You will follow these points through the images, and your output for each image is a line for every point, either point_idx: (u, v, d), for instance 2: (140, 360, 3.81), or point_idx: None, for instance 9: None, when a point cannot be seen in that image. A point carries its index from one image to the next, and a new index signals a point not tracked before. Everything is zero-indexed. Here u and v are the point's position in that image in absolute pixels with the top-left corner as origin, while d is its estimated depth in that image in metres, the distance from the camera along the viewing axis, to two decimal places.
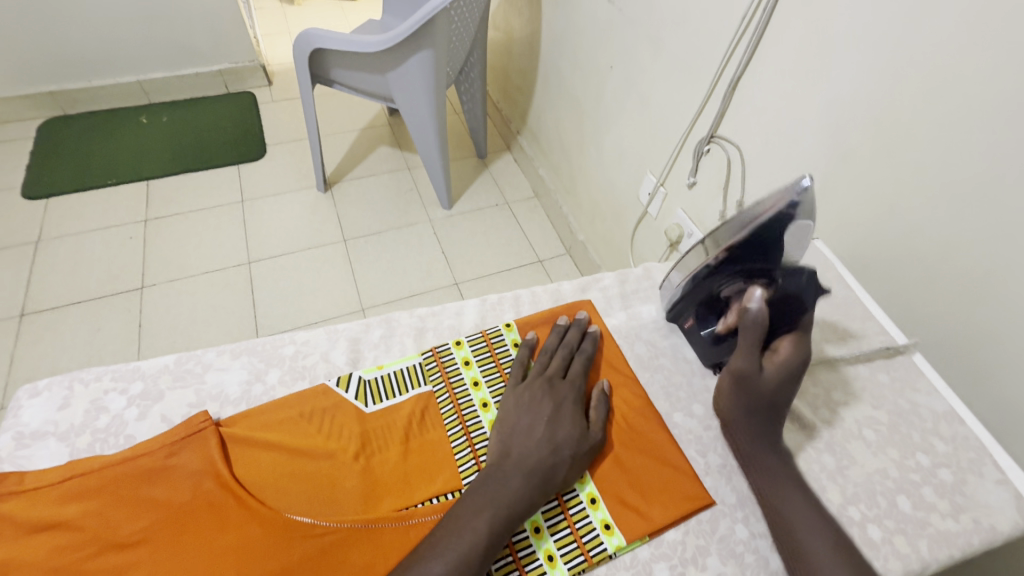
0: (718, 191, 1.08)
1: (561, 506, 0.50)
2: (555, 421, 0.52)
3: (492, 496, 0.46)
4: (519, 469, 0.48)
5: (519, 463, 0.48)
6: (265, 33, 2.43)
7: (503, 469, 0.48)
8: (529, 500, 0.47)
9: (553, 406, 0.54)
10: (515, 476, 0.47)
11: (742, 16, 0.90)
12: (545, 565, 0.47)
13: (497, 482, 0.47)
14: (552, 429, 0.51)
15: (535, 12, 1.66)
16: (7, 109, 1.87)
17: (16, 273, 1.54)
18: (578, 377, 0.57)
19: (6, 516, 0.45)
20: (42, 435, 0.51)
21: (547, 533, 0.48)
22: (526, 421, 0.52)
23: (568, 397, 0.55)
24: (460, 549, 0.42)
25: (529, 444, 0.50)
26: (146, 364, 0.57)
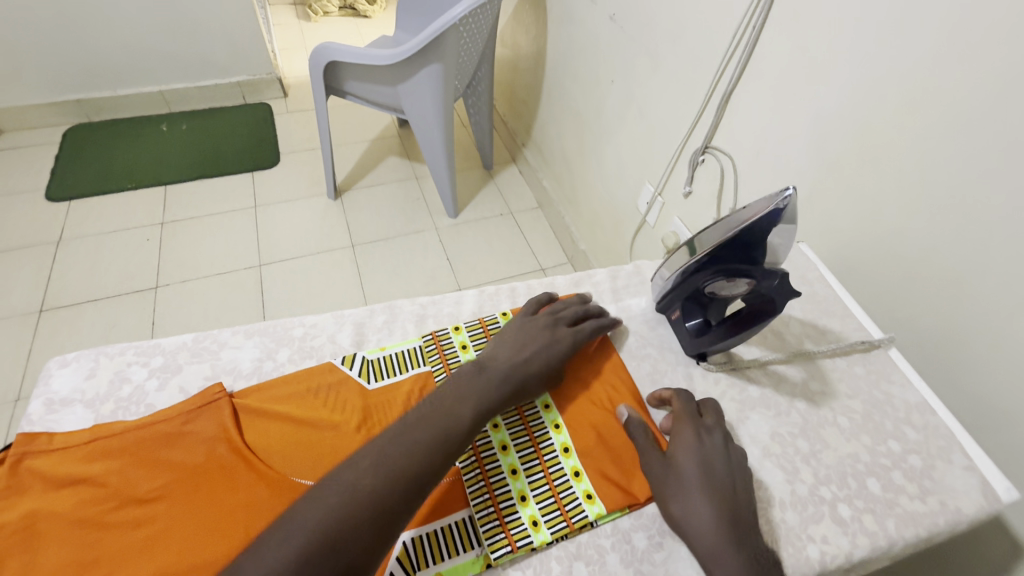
0: (712, 199, 1.12)
1: (546, 477, 0.54)
2: (543, 348, 0.59)
3: (473, 390, 0.52)
4: (499, 375, 0.55)
5: (500, 372, 0.55)
6: (282, 47, 2.53)
7: (487, 371, 0.55)
8: (500, 399, 0.53)
9: (549, 339, 0.60)
10: (495, 383, 0.54)
11: (733, 33, 0.96)
12: (530, 529, 0.51)
13: (482, 383, 0.53)
14: (540, 357, 0.58)
15: (541, 30, 1.73)
16: (34, 115, 1.97)
17: (36, 270, 1.60)
18: (587, 329, 0.62)
19: (37, 470, 0.50)
20: (69, 402, 0.56)
21: (532, 501, 0.53)
22: (520, 343, 0.59)
23: (563, 336, 0.61)
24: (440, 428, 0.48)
25: (516, 361, 0.56)
26: (166, 341, 0.62)
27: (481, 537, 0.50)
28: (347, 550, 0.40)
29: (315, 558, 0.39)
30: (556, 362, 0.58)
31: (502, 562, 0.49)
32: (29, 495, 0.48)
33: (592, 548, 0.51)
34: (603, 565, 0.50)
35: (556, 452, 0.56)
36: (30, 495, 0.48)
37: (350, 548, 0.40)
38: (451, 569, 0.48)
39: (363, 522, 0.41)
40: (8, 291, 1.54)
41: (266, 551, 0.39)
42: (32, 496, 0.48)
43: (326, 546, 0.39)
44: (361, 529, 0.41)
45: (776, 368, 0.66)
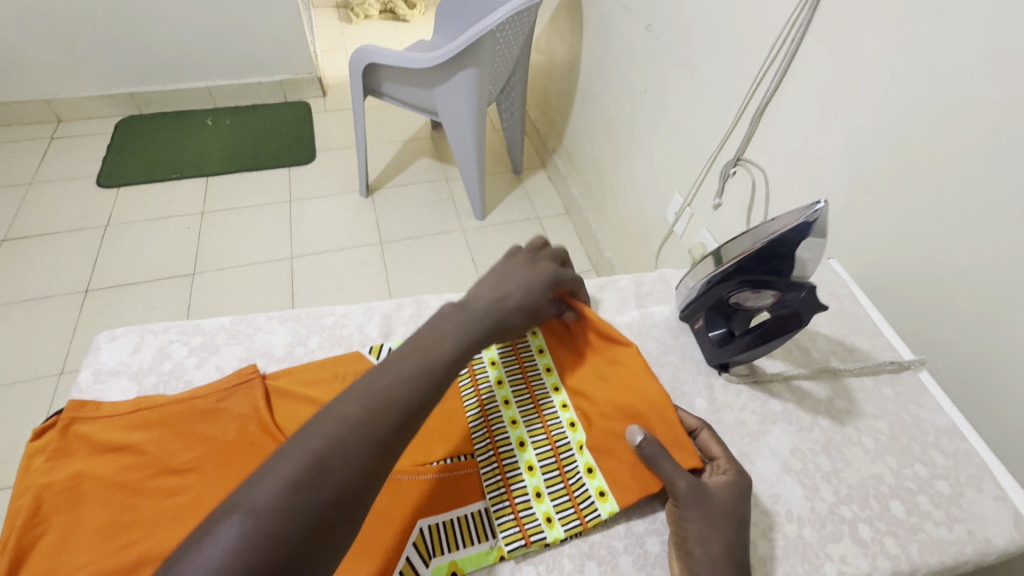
0: (743, 212, 1.11)
1: (561, 475, 0.55)
2: (525, 286, 0.59)
3: (454, 326, 0.52)
4: (482, 308, 0.55)
5: (483, 307, 0.55)
6: (324, 48, 2.61)
7: (471, 306, 0.55)
8: (482, 331, 0.53)
9: (531, 276, 0.60)
10: (480, 315, 0.54)
11: (771, 46, 0.95)
12: (544, 525, 0.51)
13: (462, 316, 0.53)
14: (520, 292, 0.58)
15: (577, 37, 1.75)
16: (91, 106, 2.08)
17: (85, 252, 1.69)
18: (563, 272, 0.64)
19: (83, 435, 0.53)
20: (115, 373, 0.59)
21: (547, 498, 0.53)
22: (502, 280, 0.58)
23: (544, 274, 0.61)
24: (427, 360, 0.47)
25: (498, 296, 0.57)
26: (206, 322, 0.65)
27: (496, 529, 0.51)
28: (332, 480, 0.39)
29: (304, 488, 0.38)
30: (535, 296, 0.59)
31: (516, 556, 0.51)
32: (74, 458, 0.52)
33: (605, 548, 0.52)
34: (615, 566, 0.51)
35: (572, 450, 0.56)
36: (76, 458, 0.51)
37: (333, 476, 0.39)
38: (466, 559, 0.50)
39: (353, 450, 0.40)
40: (59, 271, 1.63)
41: (262, 481, 0.38)
42: (77, 459, 0.51)
43: (313, 468, 0.39)
44: (351, 453, 0.40)
45: (800, 383, 0.65)
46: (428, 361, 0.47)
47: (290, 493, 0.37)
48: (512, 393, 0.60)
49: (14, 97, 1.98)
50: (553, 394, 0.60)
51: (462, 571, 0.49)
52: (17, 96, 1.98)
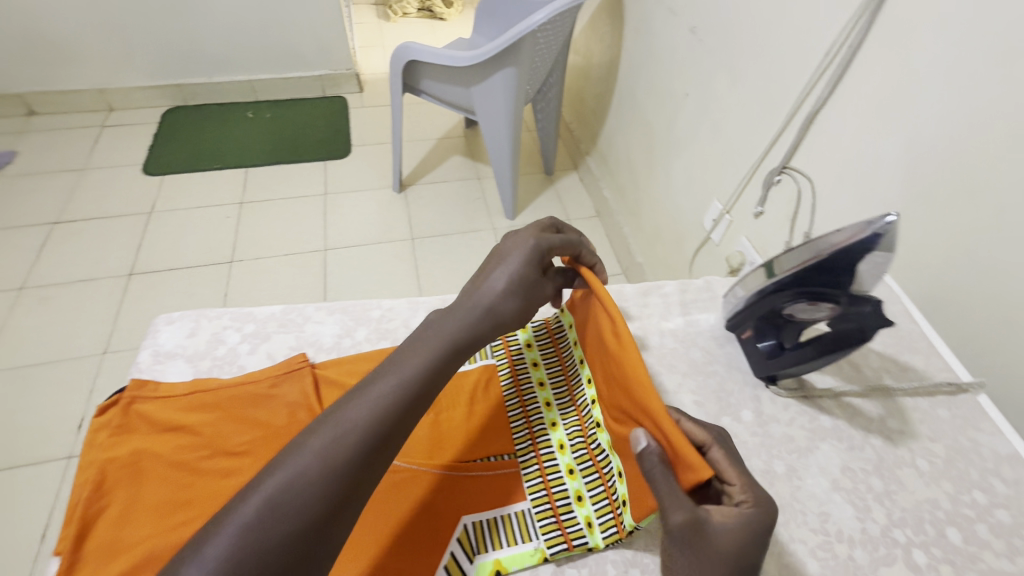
0: (786, 222, 1.08)
1: (601, 478, 0.54)
2: (510, 274, 0.54)
3: (430, 332, 0.50)
4: (463, 316, 0.51)
5: (465, 315, 0.51)
6: (363, 45, 2.66)
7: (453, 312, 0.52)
8: (465, 331, 0.51)
9: (521, 260, 0.56)
10: (459, 324, 0.51)
11: (827, 52, 0.93)
12: (585, 529, 0.51)
13: (438, 332, 0.49)
14: (501, 278, 0.54)
15: (617, 39, 1.74)
16: (140, 96, 2.16)
17: (130, 237, 1.75)
18: (548, 242, 0.58)
19: (144, 414, 0.55)
20: (172, 356, 0.61)
21: (588, 501, 0.53)
22: (481, 274, 0.56)
23: (524, 250, 0.56)
24: (397, 381, 0.45)
25: (483, 294, 0.53)
26: (258, 310, 0.67)
27: (537, 532, 0.51)
28: (289, 514, 0.37)
29: (263, 532, 0.37)
30: (521, 280, 0.55)
31: (559, 558, 0.51)
32: (136, 434, 0.54)
33: (648, 557, 0.51)
34: None
35: (606, 451, 0.54)
36: (137, 434, 0.54)
37: (287, 511, 0.38)
38: (510, 559, 0.50)
39: (309, 488, 0.39)
40: (106, 255, 1.69)
41: (219, 526, 0.37)
42: (139, 435, 0.53)
43: (270, 510, 0.37)
44: (307, 491, 0.38)
45: (851, 400, 0.63)
46: (398, 382, 0.45)
47: (243, 540, 0.36)
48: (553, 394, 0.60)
49: (71, 86, 2.07)
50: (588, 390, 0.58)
51: (506, 570, 0.49)
52: (73, 85, 2.07)
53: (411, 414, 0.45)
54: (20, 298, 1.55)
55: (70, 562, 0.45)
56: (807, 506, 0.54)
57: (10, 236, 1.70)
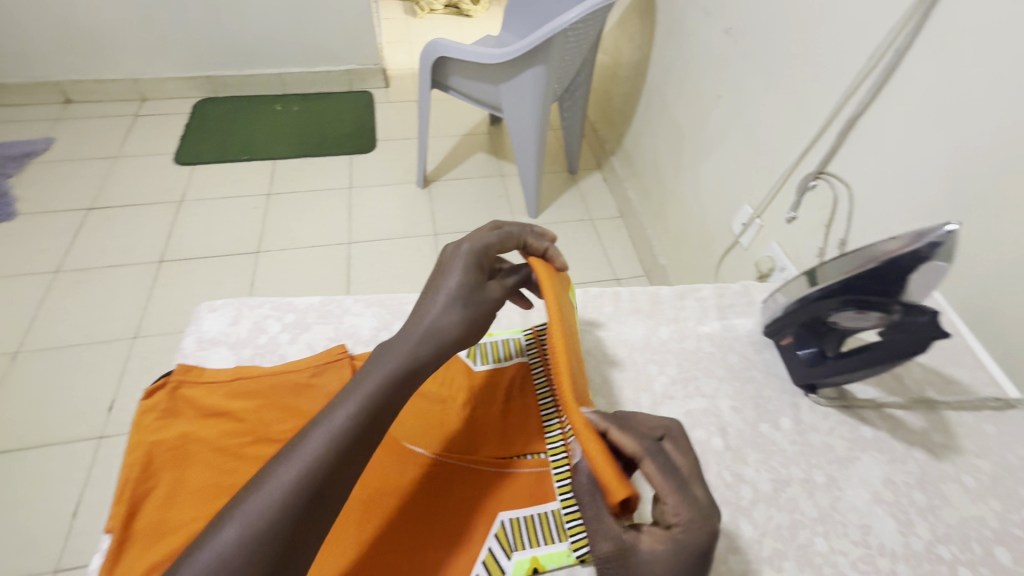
0: (820, 228, 1.05)
1: None
2: (449, 288, 0.52)
3: (378, 362, 0.47)
4: (403, 352, 0.48)
5: (404, 353, 0.48)
6: (389, 40, 2.67)
7: (392, 349, 0.48)
8: (411, 354, 0.48)
9: (461, 271, 0.54)
10: (392, 366, 0.46)
11: (870, 56, 0.90)
12: None
13: (380, 369, 0.46)
14: (439, 298, 0.52)
15: (647, 38, 1.72)
16: (173, 87, 2.20)
17: (161, 225, 1.78)
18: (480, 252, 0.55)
19: (190, 398, 0.56)
20: (216, 343, 0.63)
21: None
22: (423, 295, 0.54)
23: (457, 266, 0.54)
24: (326, 436, 0.41)
25: (425, 318, 0.51)
26: (298, 301, 0.68)
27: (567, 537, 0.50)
28: None
29: None
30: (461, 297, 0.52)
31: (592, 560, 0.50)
32: (182, 418, 0.55)
33: None
34: None
35: None
36: (183, 418, 0.55)
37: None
38: (548, 557, 0.50)
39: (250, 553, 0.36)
40: (137, 241, 1.73)
41: None
42: (185, 419, 0.55)
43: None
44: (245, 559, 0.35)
45: (893, 412, 0.62)
46: (328, 436, 0.41)
47: None
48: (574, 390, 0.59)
49: (107, 76, 2.12)
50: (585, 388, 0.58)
51: (544, 568, 0.49)
52: (110, 75, 2.12)
53: (346, 469, 0.41)
54: (54, 280, 1.59)
55: (121, 540, 0.47)
56: (848, 518, 0.54)
57: (46, 221, 1.74)
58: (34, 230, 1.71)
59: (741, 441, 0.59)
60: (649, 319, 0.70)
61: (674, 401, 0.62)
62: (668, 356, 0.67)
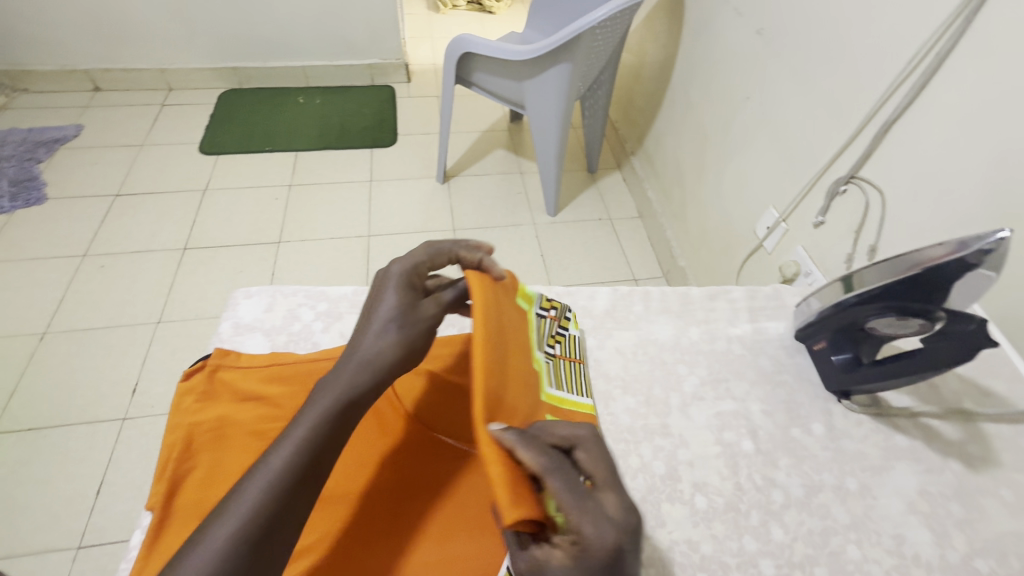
0: (848, 234, 1.04)
1: None
2: (383, 311, 0.54)
3: (331, 382, 0.49)
4: (339, 386, 0.49)
5: (341, 387, 0.48)
6: (412, 35, 2.68)
7: (328, 384, 0.49)
8: (354, 379, 0.49)
9: (393, 297, 0.55)
10: (327, 407, 0.47)
11: (909, 60, 0.88)
12: None
13: (334, 387, 0.48)
14: (375, 324, 0.53)
15: (673, 38, 1.71)
16: (198, 78, 2.23)
17: (185, 213, 1.81)
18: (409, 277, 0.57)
19: (228, 381, 0.58)
20: (252, 329, 0.64)
21: None
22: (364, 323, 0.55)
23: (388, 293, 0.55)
24: (266, 485, 0.43)
25: (362, 347, 0.52)
26: (331, 290, 0.69)
27: None
28: None
29: None
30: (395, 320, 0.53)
31: None
32: (220, 401, 0.56)
33: (716, 563, 0.51)
34: None
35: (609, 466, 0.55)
36: (222, 401, 0.56)
37: None
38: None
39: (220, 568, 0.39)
40: (161, 228, 1.75)
41: None
42: (223, 402, 0.56)
43: None
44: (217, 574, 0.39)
45: (928, 421, 0.62)
46: (266, 484, 0.43)
47: None
48: (586, 394, 0.62)
49: (135, 65, 2.15)
50: (559, 389, 0.59)
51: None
52: (138, 64, 2.15)
53: (286, 512, 0.43)
54: (81, 264, 1.62)
55: (162, 517, 0.48)
56: (881, 527, 0.53)
57: (75, 206, 1.78)
58: (62, 214, 1.75)
59: (773, 445, 0.59)
60: (680, 319, 0.71)
61: (704, 402, 0.63)
62: (699, 357, 0.67)
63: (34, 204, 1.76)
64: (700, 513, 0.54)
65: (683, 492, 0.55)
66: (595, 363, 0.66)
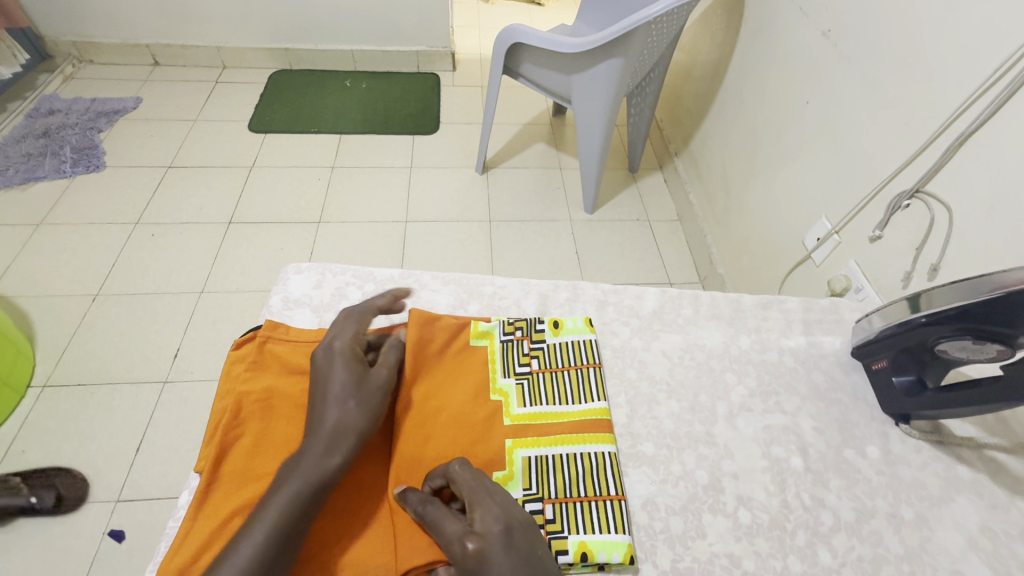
0: (908, 251, 0.98)
1: (597, 503, 0.53)
2: (337, 385, 0.56)
3: (302, 463, 0.51)
4: (309, 469, 0.50)
5: (309, 471, 0.50)
6: (459, 24, 2.68)
7: (296, 466, 0.51)
8: (320, 458, 0.51)
9: (342, 368, 0.57)
10: (293, 494, 0.49)
11: (994, 69, 0.82)
12: (577, 557, 0.50)
13: (304, 471, 0.50)
14: (331, 401, 0.55)
15: (729, 37, 1.65)
16: (252, 57, 2.29)
17: (232, 188, 1.86)
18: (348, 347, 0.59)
19: (279, 354, 0.63)
20: (301, 304, 0.70)
21: (586, 529, 0.51)
22: (317, 397, 0.56)
23: (337, 369, 0.57)
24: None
25: (324, 418, 0.54)
26: (377, 272, 0.75)
27: None
28: None
29: None
30: (350, 394, 0.56)
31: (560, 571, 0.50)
32: (270, 371, 0.61)
33: None
34: None
35: (602, 482, 0.55)
36: (272, 372, 0.61)
37: None
38: (598, 543, 0.50)
39: None
40: (209, 202, 1.80)
41: None
42: (275, 373, 0.61)
43: None
44: None
45: (994, 454, 0.59)
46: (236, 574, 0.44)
47: None
48: (598, 396, 0.61)
49: (193, 41, 2.22)
50: (532, 406, 0.60)
51: (593, 556, 0.50)
52: (196, 41, 2.22)
53: None
54: (133, 232, 1.68)
55: (210, 479, 0.53)
56: (938, 561, 0.51)
57: (130, 175, 1.85)
58: (118, 183, 1.82)
59: (824, 464, 0.58)
60: (730, 326, 0.71)
61: (753, 413, 0.62)
62: (748, 367, 0.66)
63: (93, 170, 1.84)
64: (743, 527, 0.53)
65: (726, 504, 0.55)
66: (639, 364, 0.66)
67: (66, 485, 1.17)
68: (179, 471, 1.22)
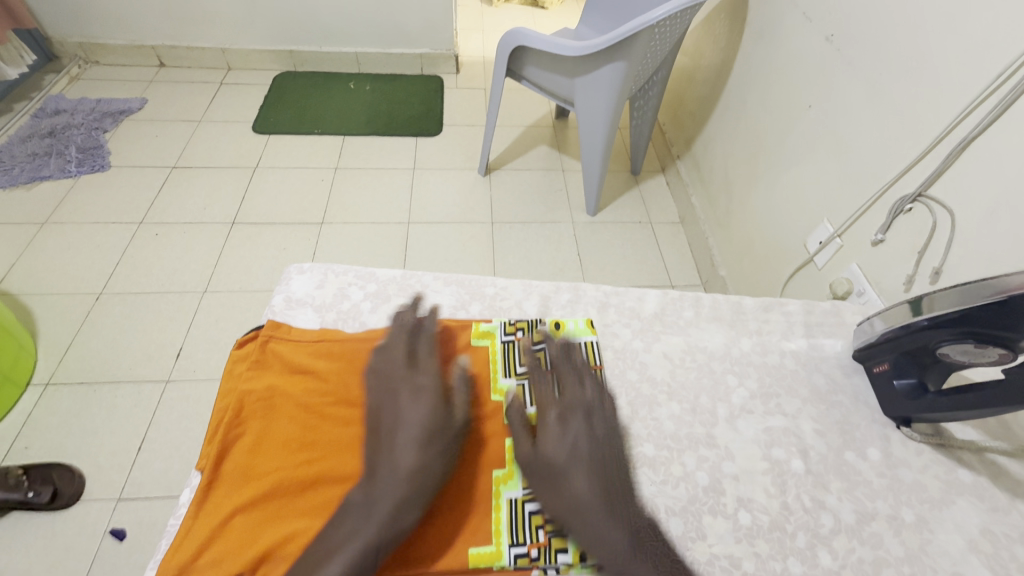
0: (911, 255, 0.98)
1: None
2: (416, 421, 0.55)
3: (373, 507, 0.49)
4: (380, 513, 0.49)
5: (385, 519, 0.49)
6: (463, 27, 2.69)
7: (372, 512, 0.49)
8: (396, 505, 0.50)
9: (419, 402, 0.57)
10: (365, 542, 0.47)
11: (997, 74, 0.82)
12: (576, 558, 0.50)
13: (376, 517, 0.49)
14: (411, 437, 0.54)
15: (732, 41, 1.65)
16: (257, 59, 2.30)
17: (235, 189, 1.86)
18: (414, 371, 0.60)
19: (280, 353, 0.63)
20: (303, 303, 0.71)
21: None
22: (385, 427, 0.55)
23: (417, 402, 0.57)
24: None
25: (403, 462, 0.52)
26: (380, 272, 0.75)
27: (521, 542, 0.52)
28: None
29: None
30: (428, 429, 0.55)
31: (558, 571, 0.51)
32: (272, 370, 0.62)
33: None
34: None
35: None
36: (274, 370, 0.62)
37: None
38: None
39: None
40: (213, 202, 1.81)
41: None
42: (275, 371, 0.62)
43: None
44: None
45: (995, 457, 0.59)
46: None
47: None
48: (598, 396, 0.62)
49: (198, 43, 2.23)
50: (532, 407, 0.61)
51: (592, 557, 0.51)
52: (201, 42, 2.23)
53: None
54: (137, 232, 1.69)
55: (212, 476, 0.54)
56: (938, 563, 0.51)
57: (134, 175, 1.86)
58: (123, 183, 1.83)
59: (824, 467, 0.58)
60: (731, 329, 0.71)
61: (753, 415, 0.62)
62: (749, 369, 0.67)
63: (98, 170, 1.85)
64: (743, 529, 0.53)
65: (726, 506, 0.55)
66: (640, 366, 0.66)
67: (63, 480, 1.16)
68: (180, 470, 1.23)
